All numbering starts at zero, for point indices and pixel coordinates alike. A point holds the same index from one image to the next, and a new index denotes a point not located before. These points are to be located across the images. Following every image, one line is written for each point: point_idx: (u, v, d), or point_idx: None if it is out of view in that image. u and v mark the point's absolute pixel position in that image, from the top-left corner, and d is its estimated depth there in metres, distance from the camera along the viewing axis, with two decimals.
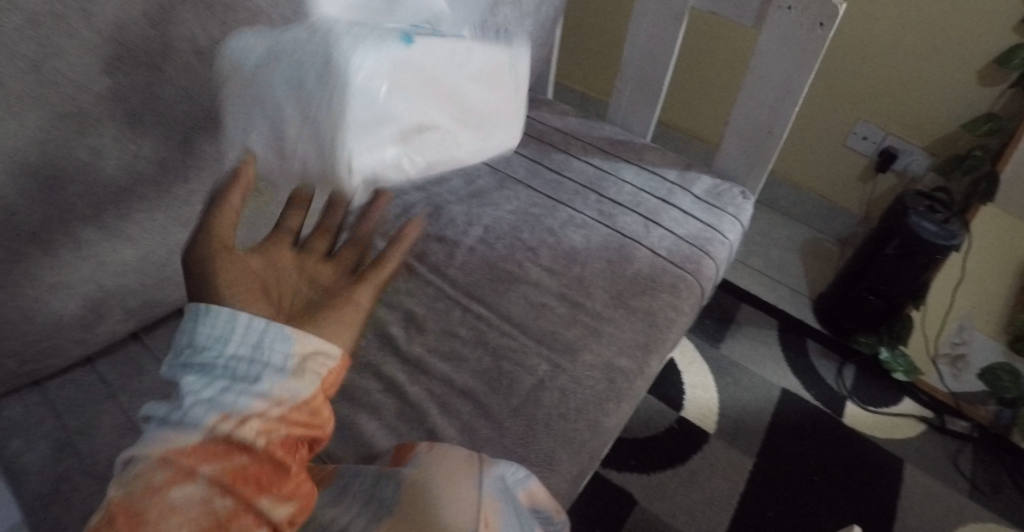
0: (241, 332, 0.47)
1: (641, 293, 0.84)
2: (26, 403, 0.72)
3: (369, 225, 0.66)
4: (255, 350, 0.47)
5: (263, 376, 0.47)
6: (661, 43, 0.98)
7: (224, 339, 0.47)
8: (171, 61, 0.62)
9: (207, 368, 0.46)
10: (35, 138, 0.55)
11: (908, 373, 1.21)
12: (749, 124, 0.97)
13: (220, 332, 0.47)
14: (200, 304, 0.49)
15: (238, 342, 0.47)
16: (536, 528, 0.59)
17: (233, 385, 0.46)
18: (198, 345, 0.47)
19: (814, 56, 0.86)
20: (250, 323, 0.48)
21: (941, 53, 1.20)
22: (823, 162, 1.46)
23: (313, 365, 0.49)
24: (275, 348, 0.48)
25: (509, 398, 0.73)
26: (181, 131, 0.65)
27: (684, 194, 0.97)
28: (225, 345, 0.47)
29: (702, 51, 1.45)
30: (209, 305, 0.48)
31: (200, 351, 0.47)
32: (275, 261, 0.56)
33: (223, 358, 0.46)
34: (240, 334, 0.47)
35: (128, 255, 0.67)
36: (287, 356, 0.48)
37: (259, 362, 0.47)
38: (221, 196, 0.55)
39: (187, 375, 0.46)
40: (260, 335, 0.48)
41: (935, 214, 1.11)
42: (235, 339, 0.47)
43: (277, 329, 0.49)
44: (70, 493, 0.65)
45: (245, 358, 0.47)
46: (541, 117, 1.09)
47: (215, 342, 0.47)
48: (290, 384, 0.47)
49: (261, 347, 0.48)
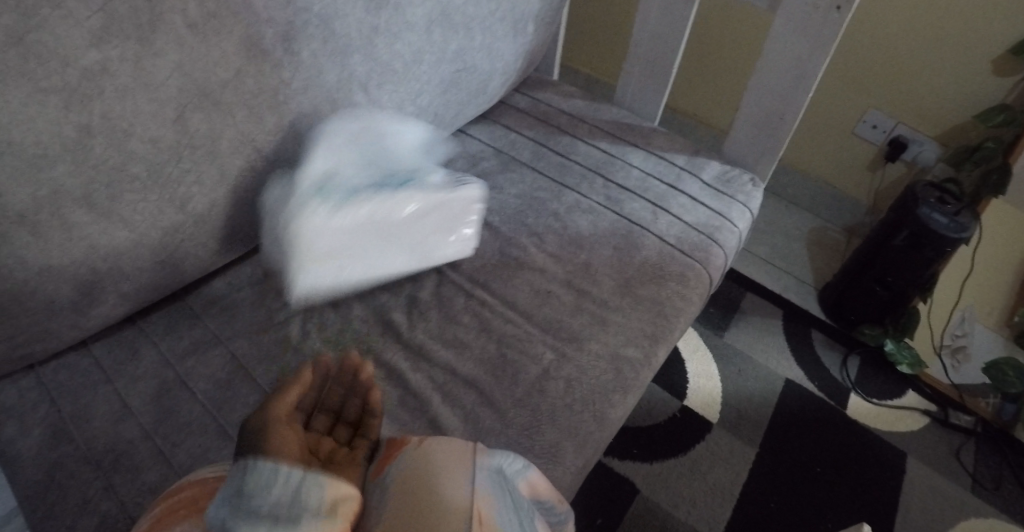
0: (284, 483, 0.49)
1: (648, 282, 0.82)
2: (19, 388, 0.70)
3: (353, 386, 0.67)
4: (292, 496, 0.49)
5: (301, 518, 0.47)
6: (672, 24, 0.95)
7: (266, 486, 0.49)
8: (163, 33, 0.59)
9: (251, 516, 0.47)
10: (22, 114, 0.53)
11: (913, 366, 1.20)
12: (760, 109, 0.95)
13: (264, 484, 0.49)
14: (245, 456, 0.51)
15: (279, 490, 0.49)
16: (537, 520, 0.56)
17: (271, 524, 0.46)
18: (244, 498, 0.48)
19: (831, 39, 0.83)
20: (289, 472, 0.50)
21: (956, 39, 1.17)
22: (831, 149, 1.44)
23: (342, 508, 0.50)
24: (310, 491, 0.49)
25: (513, 387, 0.71)
26: (175, 107, 0.62)
27: (692, 180, 0.95)
28: (268, 491, 0.49)
29: (714, 35, 1.42)
30: (252, 460, 0.51)
31: (245, 501, 0.48)
32: (289, 423, 0.57)
33: (264, 503, 0.48)
34: (281, 483, 0.49)
35: (122, 239, 0.64)
36: (321, 499, 0.49)
37: (294, 507, 0.48)
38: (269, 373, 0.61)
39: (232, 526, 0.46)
40: (299, 483, 0.50)
41: (946, 206, 1.09)
42: (276, 488, 0.49)
43: (312, 476, 0.51)
44: (66, 481, 0.64)
45: (285, 503, 0.48)
46: (547, 99, 1.06)
47: (258, 490, 0.49)
48: (323, 524, 0.47)
49: (298, 494, 0.49)
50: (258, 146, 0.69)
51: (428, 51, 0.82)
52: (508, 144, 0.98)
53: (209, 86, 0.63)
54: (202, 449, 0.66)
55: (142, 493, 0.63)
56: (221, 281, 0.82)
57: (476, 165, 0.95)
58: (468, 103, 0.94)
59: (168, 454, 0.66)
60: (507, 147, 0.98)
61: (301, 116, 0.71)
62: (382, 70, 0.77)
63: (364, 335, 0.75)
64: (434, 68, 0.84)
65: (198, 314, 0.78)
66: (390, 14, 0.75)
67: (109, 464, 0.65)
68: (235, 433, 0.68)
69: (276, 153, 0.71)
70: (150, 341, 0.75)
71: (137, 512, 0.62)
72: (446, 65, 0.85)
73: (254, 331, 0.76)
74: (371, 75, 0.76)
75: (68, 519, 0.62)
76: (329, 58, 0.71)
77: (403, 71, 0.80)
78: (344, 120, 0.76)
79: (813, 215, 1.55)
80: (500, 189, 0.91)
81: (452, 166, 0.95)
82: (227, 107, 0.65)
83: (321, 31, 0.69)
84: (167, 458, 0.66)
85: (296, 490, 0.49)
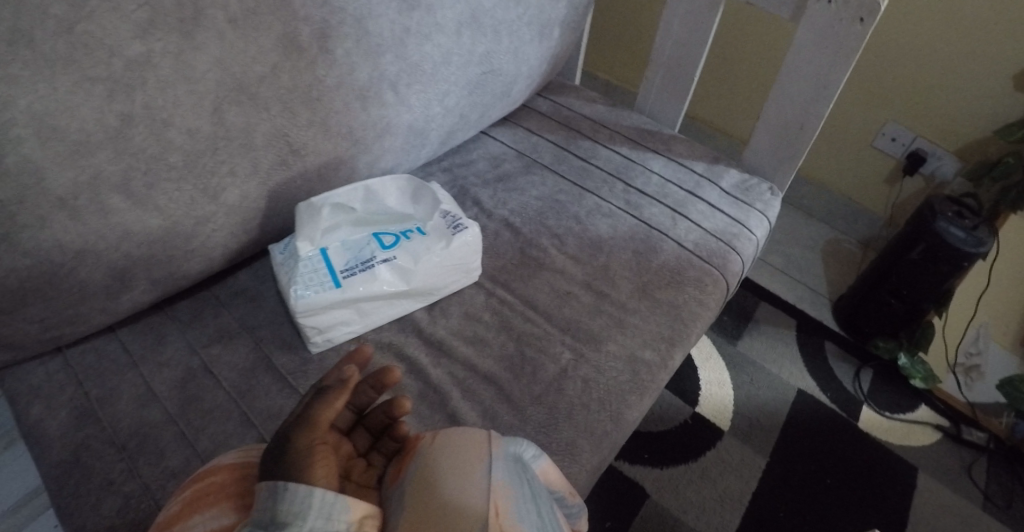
0: (320, 508, 0.47)
1: (666, 286, 0.83)
2: (49, 369, 0.72)
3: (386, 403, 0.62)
4: (327, 522, 0.46)
5: None
6: (695, 32, 0.96)
7: (302, 513, 0.46)
8: (204, 28, 0.61)
9: None
10: (68, 101, 0.55)
11: (925, 381, 1.20)
12: (781, 119, 0.96)
13: (298, 507, 0.46)
14: (278, 484, 0.48)
15: (315, 516, 0.46)
16: (555, 512, 0.56)
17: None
18: (278, 522, 0.45)
19: (854, 51, 0.84)
20: (324, 495, 0.47)
21: (977, 55, 1.17)
22: (849, 162, 1.45)
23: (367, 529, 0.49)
24: (340, 516, 0.47)
25: (531, 385, 0.72)
26: (213, 100, 0.63)
27: (711, 187, 0.96)
28: (304, 518, 0.46)
29: (734, 43, 1.43)
30: (286, 484, 0.48)
31: (279, 526, 0.45)
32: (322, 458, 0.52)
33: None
34: (316, 508, 0.47)
35: (155, 226, 0.65)
36: (349, 524, 0.47)
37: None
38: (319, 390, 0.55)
39: None
40: (335, 508, 0.47)
41: (963, 220, 1.09)
42: (311, 512, 0.46)
43: (339, 497, 0.48)
44: (92, 461, 0.65)
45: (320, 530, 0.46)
46: (569, 104, 1.08)
47: (293, 517, 0.46)
48: None
49: (330, 518, 0.47)
50: (290, 140, 0.71)
51: (457, 53, 0.83)
52: (530, 147, 1.00)
53: (246, 80, 0.65)
54: (224, 435, 0.68)
55: (166, 476, 0.65)
56: (247, 272, 0.83)
57: (499, 167, 0.96)
58: (493, 105, 0.96)
59: (192, 438, 0.67)
60: (529, 149, 1.00)
61: (332, 113, 0.73)
62: (412, 70, 0.79)
63: (385, 330, 0.76)
64: (461, 69, 0.85)
65: (223, 303, 0.79)
66: (421, 16, 0.77)
67: (134, 446, 0.66)
68: (257, 421, 0.69)
69: (307, 147, 0.73)
70: (177, 328, 0.77)
71: (160, 494, 0.63)
72: (473, 67, 0.87)
73: (278, 322, 0.78)
74: (401, 75, 0.78)
75: (94, 499, 0.63)
76: (361, 57, 0.73)
77: (431, 72, 0.82)
78: (374, 117, 0.78)
79: (828, 228, 1.56)
80: (522, 190, 0.93)
81: (474, 167, 0.97)
82: (262, 101, 0.67)
83: (355, 30, 0.71)
84: (190, 443, 0.67)
85: (330, 516, 0.47)
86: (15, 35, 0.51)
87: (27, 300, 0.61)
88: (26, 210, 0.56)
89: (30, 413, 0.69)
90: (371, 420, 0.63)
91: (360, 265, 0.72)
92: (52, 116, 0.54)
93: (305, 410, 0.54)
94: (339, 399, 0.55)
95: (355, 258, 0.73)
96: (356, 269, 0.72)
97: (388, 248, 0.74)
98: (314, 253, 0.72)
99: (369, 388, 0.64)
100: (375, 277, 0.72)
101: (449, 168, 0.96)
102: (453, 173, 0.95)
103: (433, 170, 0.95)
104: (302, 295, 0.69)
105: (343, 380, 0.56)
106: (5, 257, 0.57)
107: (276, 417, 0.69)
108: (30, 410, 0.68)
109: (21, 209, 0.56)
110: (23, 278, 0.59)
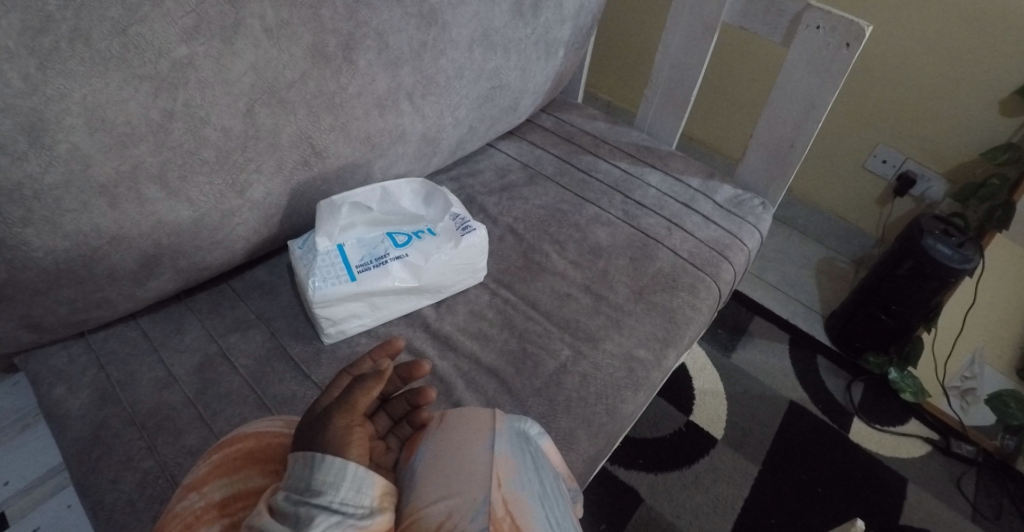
0: (352, 480, 0.50)
1: (661, 290, 0.87)
2: (72, 352, 0.75)
3: (410, 397, 0.65)
4: (357, 496, 0.50)
5: (363, 515, 0.49)
6: (692, 55, 1.03)
7: (335, 484, 0.49)
8: (243, 36, 0.67)
9: (320, 507, 0.48)
10: (116, 96, 0.60)
11: (915, 395, 1.24)
12: (772, 138, 1.02)
13: (333, 478, 0.49)
14: (316, 454, 0.50)
15: (347, 488, 0.50)
16: (560, 491, 0.60)
17: (338, 521, 0.48)
18: (313, 489, 0.49)
19: (839, 74, 0.90)
20: (357, 470, 0.51)
21: (960, 83, 1.24)
22: (841, 183, 1.51)
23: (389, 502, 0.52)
24: (367, 491, 0.50)
25: (532, 378, 0.76)
26: (246, 101, 0.69)
27: (706, 200, 1.01)
28: (337, 489, 0.49)
29: (731, 66, 1.50)
30: (323, 455, 0.50)
31: (315, 494, 0.49)
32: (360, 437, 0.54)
33: (334, 501, 0.49)
34: (349, 480, 0.50)
35: (185, 216, 0.69)
36: (374, 498, 0.51)
37: (357, 508, 0.49)
38: (362, 381, 0.56)
39: (302, 512, 0.47)
40: (364, 483, 0.51)
41: (950, 238, 1.14)
42: (344, 484, 0.50)
43: (368, 474, 0.51)
44: (111, 439, 0.68)
45: (349, 499, 0.49)
46: (572, 120, 1.14)
47: (328, 486, 0.49)
48: (381, 520, 0.50)
49: (360, 491, 0.50)
50: (313, 142, 0.76)
51: (469, 68, 0.90)
52: (534, 159, 1.05)
53: (277, 85, 0.71)
54: (240, 418, 0.70)
55: (183, 453, 0.67)
56: (263, 267, 0.87)
57: (504, 177, 1.02)
58: (500, 118, 1.02)
59: (208, 419, 0.70)
60: (533, 161, 1.05)
61: (353, 118, 0.78)
62: (427, 83, 0.85)
63: (395, 324, 0.81)
64: (472, 84, 0.92)
65: (240, 295, 0.83)
66: (437, 32, 0.83)
67: (152, 426, 0.69)
68: (271, 405, 0.71)
69: (329, 150, 0.78)
70: (195, 317, 0.80)
71: (177, 470, 0.66)
72: (483, 82, 0.93)
73: (293, 313, 0.81)
74: (417, 86, 0.84)
75: (112, 475, 0.66)
76: (382, 68, 0.79)
77: (445, 84, 0.88)
78: (391, 125, 0.83)
79: (820, 250, 1.61)
80: (526, 199, 0.98)
81: (482, 177, 1.02)
82: (291, 105, 0.72)
83: (377, 44, 0.77)
84: (207, 423, 0.70)
85: (360, 489, 0.50)
86: (75, 34, 0.57)
87: (63, 281, 0.65)
88: (71, 194, 0.61)
89: (52, 393, 0.72)
90: (393, 406, 0.65)
91: (374, 261, 0.77)
92: (103, 108, 0.60)
93: (343, 395, 0.56)
94: (377, 388, 0.57)
95: (369, 255, 0.77)
96: (371, 264, 0.76)
97: (401, 246, 0.79)
98: (331, 249, 0.76)
99: (396, 376, 0.66)
100: (388, 272, 0.76)
101: (456, 177, 1.01)
102: (461, 182, 1.01)
103: (442, 178, 1.01)
104: (320, 287, 0.73)
105: (380, 370, 0.57)
106: (47, 238, 0.61)
107: (289, 402, 0.72)
108: (53, 389, 0.72)
109: (65, 193, 0.60)
110: (62, 259, 0.63)
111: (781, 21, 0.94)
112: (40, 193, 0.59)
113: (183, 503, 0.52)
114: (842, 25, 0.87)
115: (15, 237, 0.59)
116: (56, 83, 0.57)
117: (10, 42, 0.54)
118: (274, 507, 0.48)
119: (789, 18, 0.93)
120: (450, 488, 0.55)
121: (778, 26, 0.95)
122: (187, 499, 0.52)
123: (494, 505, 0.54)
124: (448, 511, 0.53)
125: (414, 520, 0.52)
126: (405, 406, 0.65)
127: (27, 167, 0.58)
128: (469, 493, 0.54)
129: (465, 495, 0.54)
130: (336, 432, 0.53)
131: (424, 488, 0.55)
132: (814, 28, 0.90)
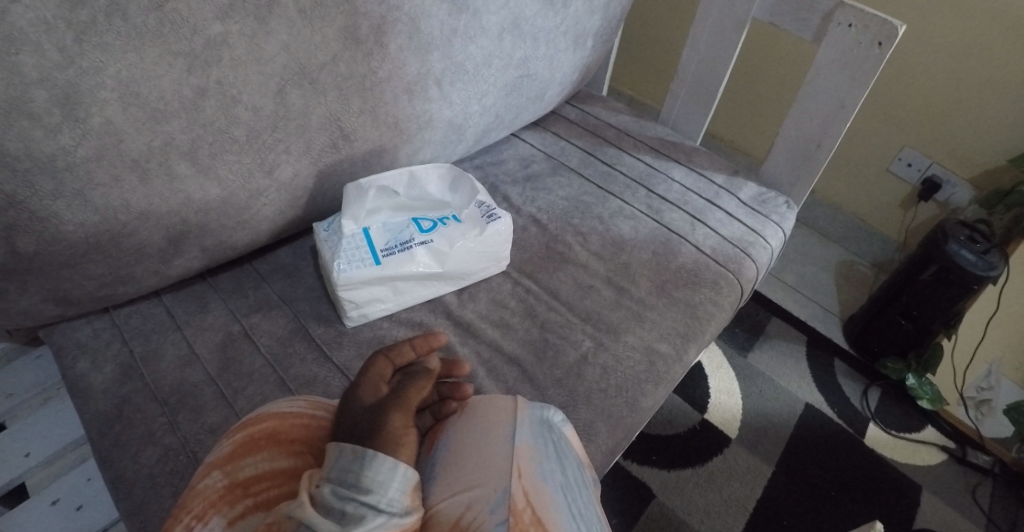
0: (400, 482, 0.49)
1: (684, 285, 0.87)
2: (95, 326, 0.75)
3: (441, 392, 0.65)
4: (402, 497, 0.49)
5: (404, 513, 0.48)
6: (721, 50, 1.02)
7: (384, 484, 0.48)
8: (277, 16, 0.67)
9: (367, 503, 0.47)
10: (151, 72, 0.61)
11: (933, 402, 1.23)
12: (798, 137, 1.01)
13: (382, 477, 0.48)
14: (369, 451, 0.49)
15: (395, 489, 0.48)
16: (587, 486, 0.60)
17: (385, 522, 0.46)
18: (361, 484, 0.47)
19: (871, 73, 0.89)
20: (404, 472, 0.50)
21: (987, 89, 1.23)
22: (865, 186, 1.50)
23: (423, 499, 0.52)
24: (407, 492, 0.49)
25: (553, 368, 0.76)
26: (278, 81, 0.69)
27: (730, 198, 1.01)
28: (385, 489, 0.48)
29: (757, 64, 1.50)
30: (376, 453, 0.49)
31: (363, 490, 0.47)
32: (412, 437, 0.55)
33: (381, 501, 0.47)
34: (397, 482, 0.49)
35: (213, 195, 0.69)
36: (415, 501, 0.50)
37: (401, 510, 0.48)
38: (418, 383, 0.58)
39: (347, 507, 0.46)
40: (408, 484, 0.50)
41: (974, 244, 1.12)
42: (392, 485, 0.48)
43: (411, 475, 0.50)
44: (133, 413, 0.68)
45: (392, 498, 0.48)
46: (597, 113, 1.13)
47: (377, 486, 0.48)
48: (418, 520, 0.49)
49: (403, 492, 0.49)
50: (341, 125, 0.76)
51: (498, 56, 0.89)
52: (558, 150, 1.05)
53: (309, 66, 0.70)
54: (262, 397, 0.70)
55: (205, 430, 0.67)
56: (286, 250, 0.87)
57: (528, 166, 1.02)
58: (526, 108, 1.01)
59: (230, 398, 0.70)
60: (557, 153, 1.05)
61: (382, 102, 0.78)
62: (456, 69, 0.85)
63: (417, 309, 0.81)
64: (500, 72, 0.91)
65: (264, 275, 0.83)
66: (468, 19, 0.83)
67: (174, 402, 0.69)
68: (292, 385, 0.71)
69: (357, 133, 0.78)
70: (217, 296, 0.80)
71: (198, 448, 0.66)
72: (511, 71, 0.93)
73: (316, 296, 0.81)
74: (446, 73, 0.84)
75: (134, 448, 0.66)
76: (412, 52, 0.79)
77: (474, 72, 0.88)
78: (419, 110, 0.83)
79: (839, 253, 1.60)
80: (550, 190, 0.98)
81: (506, 166, 1.02)
82: (321, 86, 0.72)
83: (408, 28, 0.77)
84: (229, 401, 0.70)
85: (405, 491, 0.49)
86: (112, 9, 0.57)
87: (91, 255, 0.66)
88: (103, 168, 0.61)
89: (76, 367, 0.72)
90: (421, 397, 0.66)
91: (400, 245, 0.77)
92: (137, 84, 0.60)
93: (397, 393, 0.57)
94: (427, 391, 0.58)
95: (394, 239, 0.77)
96: (396, 249, 0.76)
97: (426, 232, 0.78)
98: (356, 232, 0.76)
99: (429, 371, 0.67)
100: (412, 257, 0.76)
101: (480, 165, 1.02)
102: (485, 170, 1.01)
103: (466, 167, 1.01)
104: (344, 269, 0.73)
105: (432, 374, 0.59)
106: (79, 212, 0.61)
107: (311, 384, 0.72)
108: (76, 362, 0.72)
109: (97, 167, 0.61)
110: (92, 233, 0.64)
111: (814, 19, 0.93)
112: (73, 165, 0.59)
113: (204, 481, 0.53)
114: (875, 24, 0.85)
115: (46, 210, 0.60)
116: (93, 57, 0.57)
117: (48, 14, 0.55)
118: (319, 498, 0.46)
119: (821, 15, 0.92)
120: (466, 483, 0.54)
121: (810, 23, 0.94)
122: (210, 478, 0.53)
123: (514, 497, 0.53)
124: (467, 503, 0.53)
125: (435, 514, 0.52)
126: (432, 399, 0.66)
127: (61, 140, 0.58)
128: (489, 485, 0.54)
129: (485, 487, 0.54)
130: (393, 430, 0.53)
131: (446, 482, 0.55)
132: (846, 26, 0.89)
